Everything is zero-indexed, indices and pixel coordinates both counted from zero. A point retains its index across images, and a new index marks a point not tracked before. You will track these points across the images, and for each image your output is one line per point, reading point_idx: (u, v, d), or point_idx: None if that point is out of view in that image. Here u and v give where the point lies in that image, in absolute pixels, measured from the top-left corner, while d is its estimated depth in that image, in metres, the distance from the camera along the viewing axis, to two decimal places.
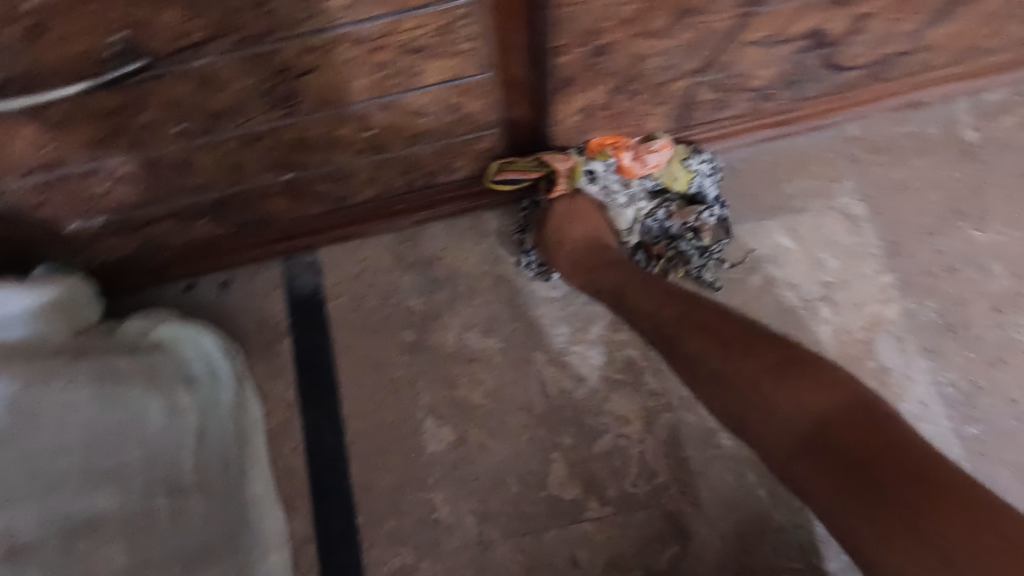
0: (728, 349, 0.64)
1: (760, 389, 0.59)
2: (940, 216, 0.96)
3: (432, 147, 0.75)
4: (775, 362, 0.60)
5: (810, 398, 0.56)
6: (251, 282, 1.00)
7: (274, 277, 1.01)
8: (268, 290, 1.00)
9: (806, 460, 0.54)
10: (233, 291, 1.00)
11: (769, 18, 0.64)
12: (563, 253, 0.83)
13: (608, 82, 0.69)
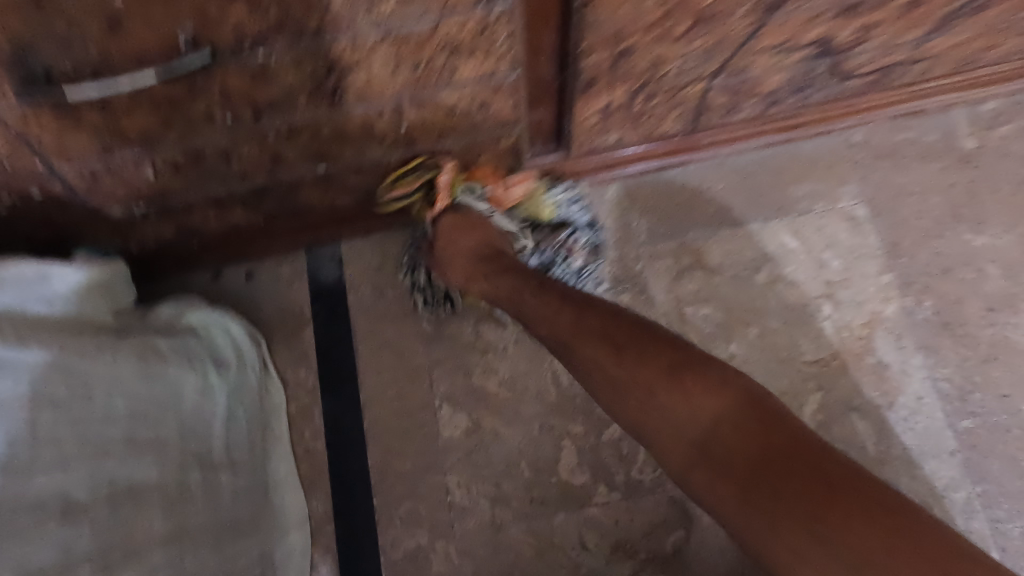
0: (623, 355, 0.67)
1: (650, 398, 0.64)
2: (939, 219, 1.00)
3: (458, 143, 0.79)
4: (662, 371, 0.64)
5: (703, 403, 0.61)
6: (275, 272, 1.04)
7: (297, 267, 1.04)
8: (291, 279, 1.04)
9: (702, 466, 0.59)
10: (258, 280, 1.04)
11: (782, 25, 0.68)
12: (455, 268, 0.88)
13: (628, 83, 0.73)
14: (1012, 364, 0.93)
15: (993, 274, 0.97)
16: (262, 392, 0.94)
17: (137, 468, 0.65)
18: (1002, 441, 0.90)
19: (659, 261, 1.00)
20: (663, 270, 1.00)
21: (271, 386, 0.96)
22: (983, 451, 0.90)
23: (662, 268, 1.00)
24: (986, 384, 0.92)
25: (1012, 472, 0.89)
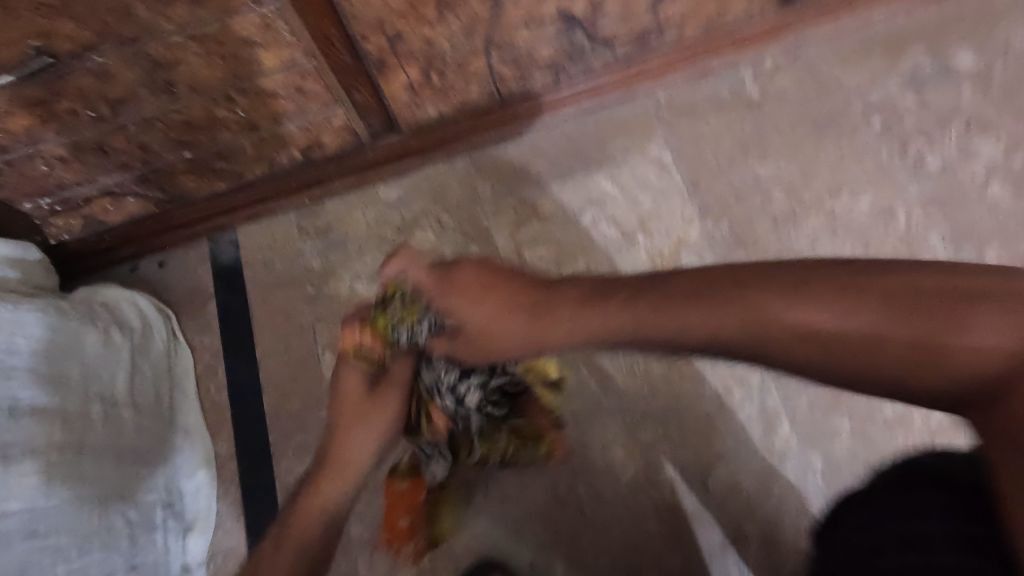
0: (829, 303, 0.52)
1: (824, 332, 0.52)
2: (731, 156, 1.18)
3: (296, 125, 0.99)
4: (731, 304, 0.56)
5: (977, 334, 0.47)
6: (184, 260, 1.23)
7: (201, 254, 1.23)
8: (198, 263, 1.23)
9: (989, 423, 0.46)
10: (169, 268, 1.23)
11: (516, 4, 0.88)
12: (511, 333, 0.67)
13: (415, 62, 0.93)
14: None
15: (778, 197, 1.15)
16: (171, 357, 1.13)
17: (32, 394, 0.83)
18: None
19: (501, 216, 1.19)
20: (505, 222, 1.19)
21: (178, 353, 1.15)
22: None
23: (505, 221, 1.19)
24: None
25: None
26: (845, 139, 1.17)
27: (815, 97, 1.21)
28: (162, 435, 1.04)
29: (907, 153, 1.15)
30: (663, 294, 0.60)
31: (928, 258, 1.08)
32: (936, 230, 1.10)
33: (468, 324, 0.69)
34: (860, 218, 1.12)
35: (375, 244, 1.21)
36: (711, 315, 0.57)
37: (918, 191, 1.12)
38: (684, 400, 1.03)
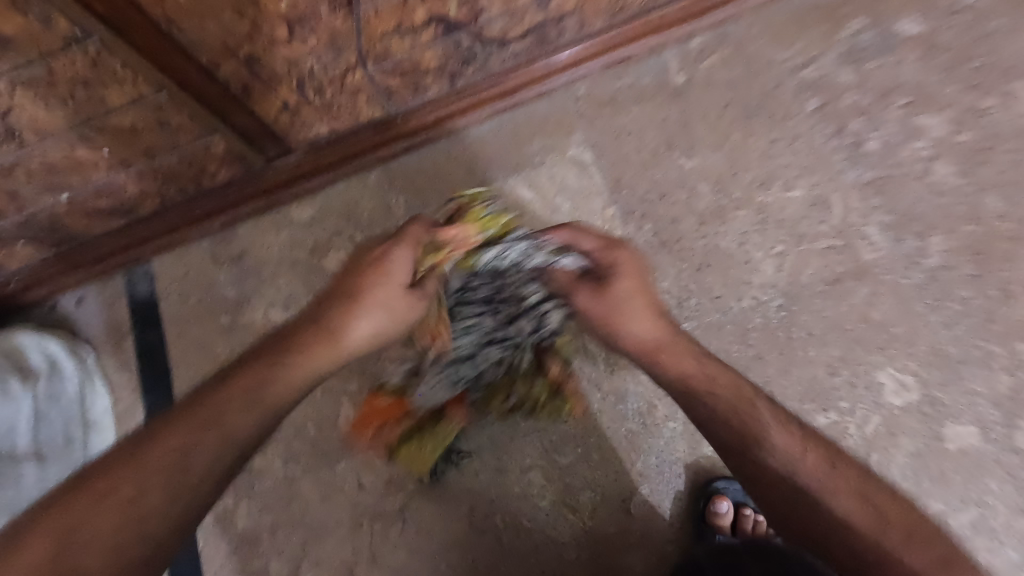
0: (738, 388, 0.77)
1: (717, 394, 0.77)
2: (654, 151, 1.10)
3: (173, 158, 0.94)
4: (682, 343, 0.82)
5: (810, 460, 0.70)
6: (99, 295, 1.20)
7: (116, 288, 1.20)
8: (113, 300, 1.19)
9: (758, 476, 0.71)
10: (85, 305, 1.20)
11: (379, 14, 0.81)
12: (633, 317, 0.82)
13: (284, 83, 0.87)
14: (725, 269, 1.03)
15: (704, 192, 1.07)
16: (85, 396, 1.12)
17: None
18: (714, 336, 1.00)
19: None
20: None
21: (96, 391, 1.14)
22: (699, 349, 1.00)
23: None
24: (700, 290, 1.02)
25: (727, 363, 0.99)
26: (776, 124, 1.08)
27: (744, 80, 1.11)
28: None
29: (844, 135, 1.06)
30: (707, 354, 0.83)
31: (866, 250, 1.00)
32: (876, 218, 1.01)
33: (615, 287, 0.81)
34: (793, 211, 1.03)
35: (289, 268, 1.16)
36: (669, 349, 0.81)
37: (856, 176, 1.03)
38: (604, 418, 1.00)
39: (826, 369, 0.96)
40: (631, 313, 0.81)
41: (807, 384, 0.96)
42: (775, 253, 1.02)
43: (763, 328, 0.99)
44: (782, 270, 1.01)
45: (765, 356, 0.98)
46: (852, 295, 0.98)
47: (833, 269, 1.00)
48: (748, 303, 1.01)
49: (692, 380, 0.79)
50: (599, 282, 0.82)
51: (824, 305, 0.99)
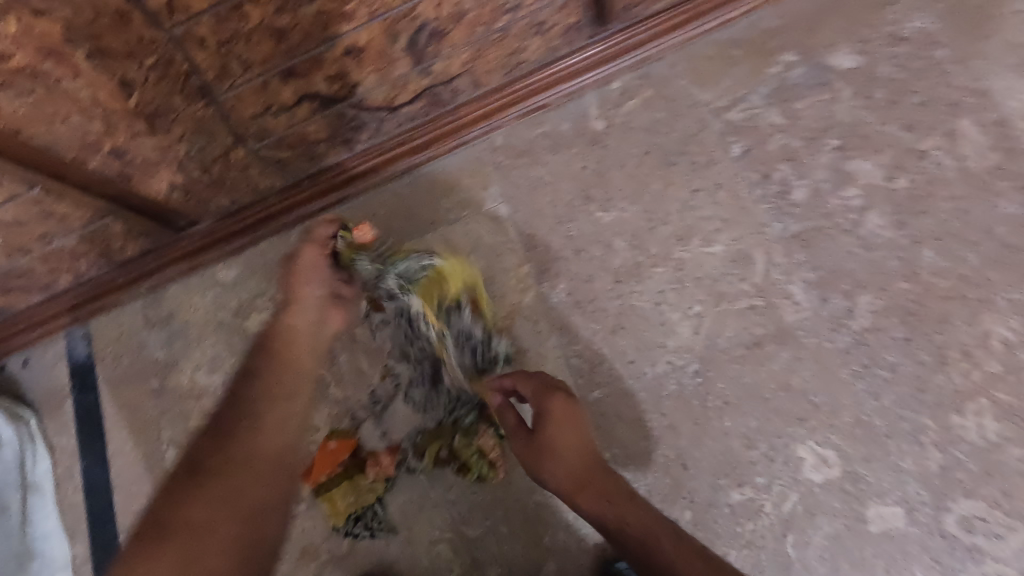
0: (673, 540, 0.74)
1: (625, 527, 0.76)
2: (570, 204, 1.05)
3: (73, 239, 0.95)
4: (625, 500, 0.78)
5: None
6: (44, 356, 1.22)
7: (56, 351, 1.22)
8: (54, 362, 1.22)
9: None
10: (31, 366, 1.22)
11: (239, 99, 0.79)
12: (564, 459, 0.81)
13: (163, 167, 0.86)
14: (638, 331, 0.97)
15: (620, 247, 1.01)
16: (24, 462, 1.15)
17: None
18: (627, 405, 0.95)
19: None
20: None
21: (36, 456, 1.17)
22: (610, 417, 0.95)
23: None
24: (613, 354, 0.98)
25: (639, 433, 0.94)
26: (697, 171, 1.01)
27: (666, 123, 1.04)
28: (20, 544, 1.12)
29: (769, 182, 0.98)
30: (631, 494, 0.80)
31: (788, 310, 0.93)
32: (800, 275, 0.94)
33: (549, 437, 0.82)
34: (712, 267, 0.97)
35: (213, 329, 1.16)
36: (603, 505, 0.78)
37: (781, 228, 0.96)
38: (512, 486, 0.98)
39: (742, 442, 0.90)
40: (568, 460, 0.81)
41: (722, 458, 0.90)
42: (691, 313, 0.96)
43: (676, 396, 0.94)
44: (699, 332, 0.95)
45: (679, 426, 0.93)
46: (772, 360, 0.92)
47: (752, 331, 0.94)
48: (662, 368, 0.95)
49: (603, 515, 0.77)
50: (533, 429, 0.83)
51: (741, 370, 0.92)
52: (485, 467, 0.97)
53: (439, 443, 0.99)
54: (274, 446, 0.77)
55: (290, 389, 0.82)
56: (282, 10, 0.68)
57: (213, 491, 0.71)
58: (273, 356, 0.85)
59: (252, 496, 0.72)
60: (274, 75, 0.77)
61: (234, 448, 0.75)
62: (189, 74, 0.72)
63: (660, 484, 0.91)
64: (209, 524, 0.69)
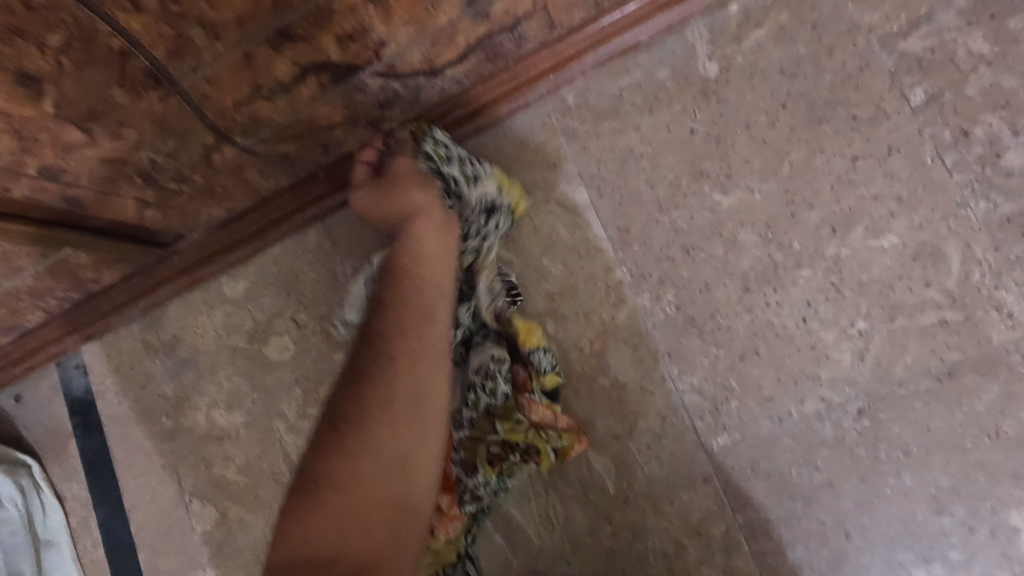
0: None
1: None
2: (676, 184, 0.77)
3: (28, 274, 0.73)
4: None
5: None
6: (37, 390, 1.00)
7: (51, 384, 1.00)
8: (51, 396, 1.00)
9: None
10: (25, 403, 1.01)
11: (212, 85, 0.52)
12: None
13: (124, 180, 0.61)
14: (778, 358, 0.73)
15: (749, 244, 0.75)
16: (31, 516, 0.98)
17: None
18: (767, 455, 0.73)
19: None
20: None
21: (45, 506, 0.99)
22: (744, 471, 0.73)
23: None
24: (744, 388, 0.74)
25: (786, 493, 0.72)
26: (858, 131, 0.73)
27: (811, 62, 0.74)
28: None
29: (969, 143, 0.70)
30: None
31: (997, 328, 0.67)
32: (1015, 277, 0.67)
33: None
34: (884, 268, 0.71)
35: (228, 358, 0.93)
36: None
37: (986, 211, 0.69)
38: (618, 564, 0.77)
39: (929, 506, 0.68)
40: None
41: (901, 526, 0.69)
42: (853, 332, 0.71)
43: (835, 445, 0.71)
44: (864, 359, 0.71)
45: (839, 484, 0.71)
46: (972, 399, 0.68)
47: (943, 356, 0.69)
48: (813, 408, 0.72)
49: None
50: None
51: (927, 412, 0.69)
52: (557, 438, 0.76)
53: (486, 439, 0.75)
54: (418, 386, 0.63)
55: (427, 314, 0.66)
56: None
57: (361, 448, 0.59)
58: (412, 272, 0.68)
59: (392, 455, 0.59)
60: (261, 41, 0.50)
61: (371, 389, 0.61)
62: (127, 54, 0.46)
63: (816, 557, 0.71)
64: (353, 478, 0.58)
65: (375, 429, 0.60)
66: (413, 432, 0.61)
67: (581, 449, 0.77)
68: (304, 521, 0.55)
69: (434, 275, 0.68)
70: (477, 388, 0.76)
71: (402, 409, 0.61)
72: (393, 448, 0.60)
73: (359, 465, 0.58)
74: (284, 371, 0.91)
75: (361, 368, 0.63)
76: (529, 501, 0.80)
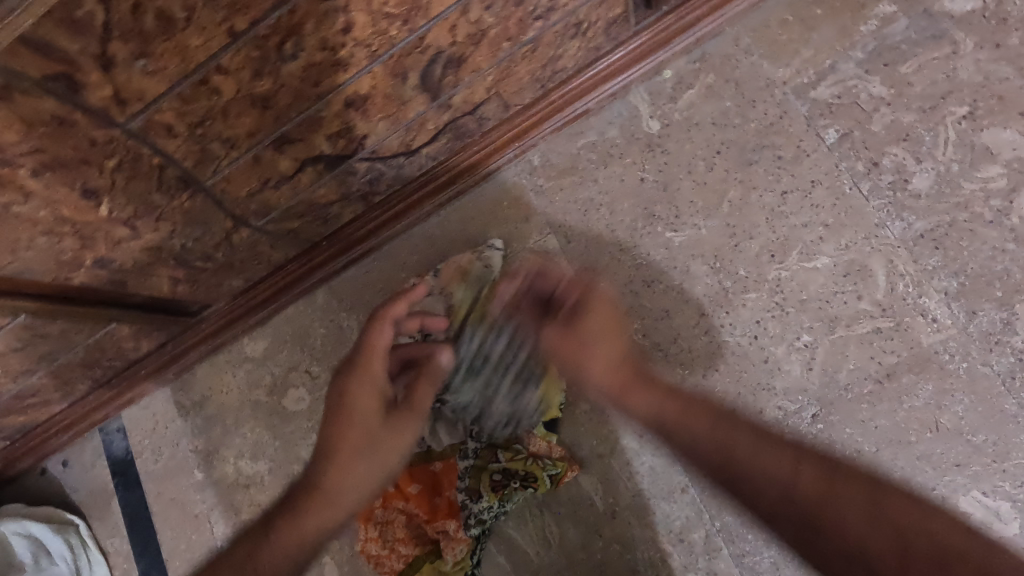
0: None
1: None
2: (632, 226, 0.87)
3: (80, 350, 0.85)
4: None
5: None
6: (82, 454, 1.11)
7: (94, 448, 1.10)
8: (95, 458, 1.10)
9: None
10: (72, 466, 1.11)
11: (230, 182, 0.65)
12: None
13: (161, 262, 0.74)
14: (736, 373, 0.81)
15: (699, 274, 0.84)
16: (79, 569, 1.06)
17: None
18: None
19: None
20: None
21: (91, 559, 1.07)
22: None
23: None
24: (709, 403, 0.81)
25: None
26: (784, 168, 0.83)
27: (738, 113, 0.85)
28: None
29: (880, 172, 0.80)
30: None
31: (925, 330, 0.76)
32: (934, 285, 0.76)
33: None
34: (820, 286, 0.80)
35: (251, 412, 1.03)
36: None
37: (902, 229, 0.78)
38: None
39: None
40: None
41: None
42: (800, 345, 0.79)
43: None
44: (812, 368, 0.79)
45: None
46: (911, 396, 0.75)
47: (881, 360, 0.77)
48: (772, 416, 0.79)
49: None
50: None
51: (873, 411, 0.76)
52: (553, 466, 0.84)
53: (490, 468, 0.84)
54: (354, 487, 0.65)
55: (398, 428, 0.68)
56: (261, 73, 0.53)
57: (301, 520, 0.63)
58: (351, 405, 0.67)
59: (315, 532, 0.62)
60: (266, 146, 0.63)
61: (326, 478, 0.64)
62: (163, 166, 0.58)
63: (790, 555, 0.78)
64: (332, 505, 0.64)
65: (320, 501, 0.64)
66: (325, 523, 0.63)
67: (574, 474, 0.86)
68: (275, 532, 0.62)
69: (401, 420, 0.68)
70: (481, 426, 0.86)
71: (337, 497, 0.64)
72: (317, 529, 0.63)
73: (297, 538, 0.62)
74: (301, 420, 1.01)
75: (317, 452, 0.66)
76: (526, 522, 0.87)
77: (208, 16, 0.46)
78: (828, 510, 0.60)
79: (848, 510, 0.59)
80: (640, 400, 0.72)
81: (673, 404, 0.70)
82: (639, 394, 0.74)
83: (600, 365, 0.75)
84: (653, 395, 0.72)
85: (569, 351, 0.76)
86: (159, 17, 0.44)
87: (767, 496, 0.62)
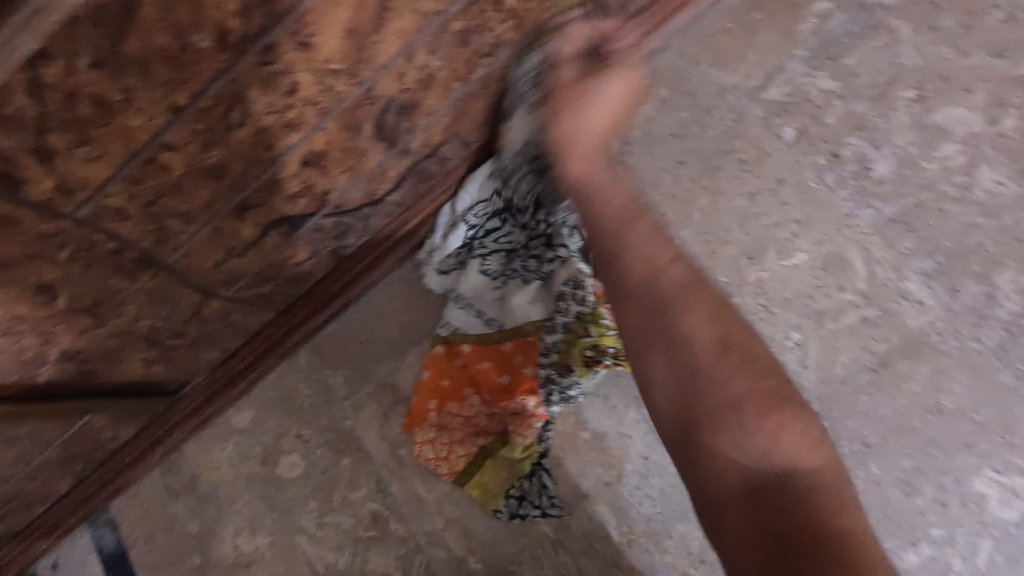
0: None
1: None
2: None
3: (56, 448, 0.81)
4: None
5: None
6: (72, 555, 1.03)
7: (82, 547, 1.03)
8: (85, 556, 1.03)
9: None
10: (63, 569, 1.03)
11: (194, 255, 0.64)
12: None
13: (132, 343, 0.71)
14: None
15: None
16: None
17: None
18: None
19: (364, 411, 0.95)
20: (370, 419, 0.95)
21: None
22: None
23: (368, 415, 0.95)
24: None
25: None
26: (749, 171, 0.83)
27: (695, 122, 0.85)
28: None
29: (842, 163, 0.80)
30: None
31: (911, 313, 0.76)
32: (912, 268, 0.76)
33: None
34: (801, 283, 0.79)
35: (244, 484, 0.99)
36: None
37: (873, 215, 0.78)
38: None
39: (900, 489, 0.74)
40: None
41: (882, 514, 0.74)
42: (791, 344, 0.79)
43: None
44: (806, 366, 0.78)
45: None
46: (909, 381, 0.75)
47: (873, 349, 0.76)
48: None
49: None
50: None
51: (873, 402, 0.75)
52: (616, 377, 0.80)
53: (580, 342, 0.78)
54: None
55: None
56: (210, 145, 0.52)
57: None
58: None
59: None
60: (226, 216, 0.61)
61: None
62: (120, 251, 0.56)
63: None
64: None
65: None
66: None
67: None
68: None
69: None
70: (567, 297, 0.78)
71: None
72: None
73: None
74: (297, 486, 0.97)
75: None
76: (542, 564, 0.85)
77: (146, 97, 0.45)
78: (714, 421, 0.53)
79: (741, 376, 0.54)
80: (627, 254, 0.60)
81: (679, 275, 0.59)
82: (643, 237, 0.61)
83: (601, 128, 0.69)
84: (701, 332, 0.56)
85: (578, 94, 0.68)
86: (94, 103, 0.43)
87: (729, 384, 0.54)
